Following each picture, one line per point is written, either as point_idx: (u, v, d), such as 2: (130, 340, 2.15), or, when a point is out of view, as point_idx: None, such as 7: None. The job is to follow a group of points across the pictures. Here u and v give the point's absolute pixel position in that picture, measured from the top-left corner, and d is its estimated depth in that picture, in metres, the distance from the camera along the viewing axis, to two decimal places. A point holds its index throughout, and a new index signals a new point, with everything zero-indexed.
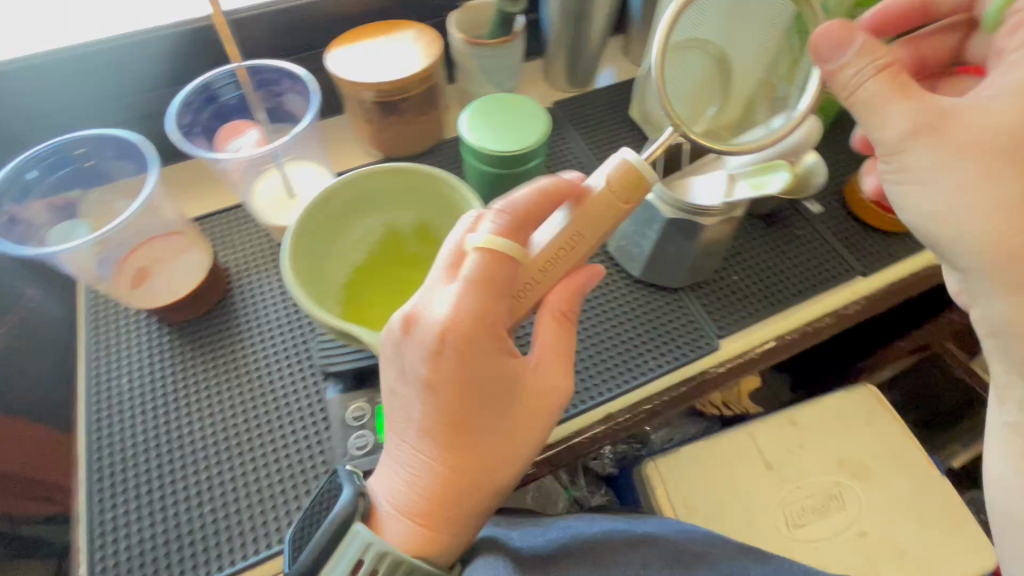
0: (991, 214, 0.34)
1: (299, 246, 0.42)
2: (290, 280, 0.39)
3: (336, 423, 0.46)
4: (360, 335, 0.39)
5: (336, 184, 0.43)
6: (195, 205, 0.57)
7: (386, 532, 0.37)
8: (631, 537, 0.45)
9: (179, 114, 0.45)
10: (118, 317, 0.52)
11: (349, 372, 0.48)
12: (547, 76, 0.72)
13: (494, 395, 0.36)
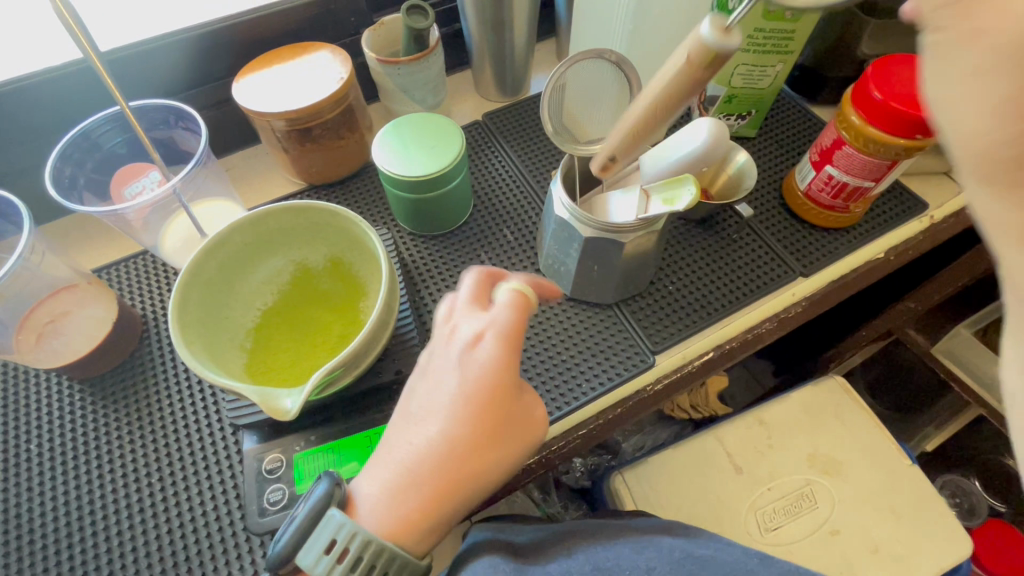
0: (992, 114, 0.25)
1: (187, 298, 0.39)
2: (174, 337, 0.37)
3: (251, 476, 0.44)
4: (250, 393, 0.35)
5: (225, 229, 0.41)
6: (109, 251, 0.55)
7: (363, 518, 0.34)
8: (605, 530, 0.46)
9: (57, 167, 0.43)
10: (27, 376, 0.49)
11: (261, 423, 0.45)
12: (477, 87, 0.70)
13: (503, 412, 0.35)
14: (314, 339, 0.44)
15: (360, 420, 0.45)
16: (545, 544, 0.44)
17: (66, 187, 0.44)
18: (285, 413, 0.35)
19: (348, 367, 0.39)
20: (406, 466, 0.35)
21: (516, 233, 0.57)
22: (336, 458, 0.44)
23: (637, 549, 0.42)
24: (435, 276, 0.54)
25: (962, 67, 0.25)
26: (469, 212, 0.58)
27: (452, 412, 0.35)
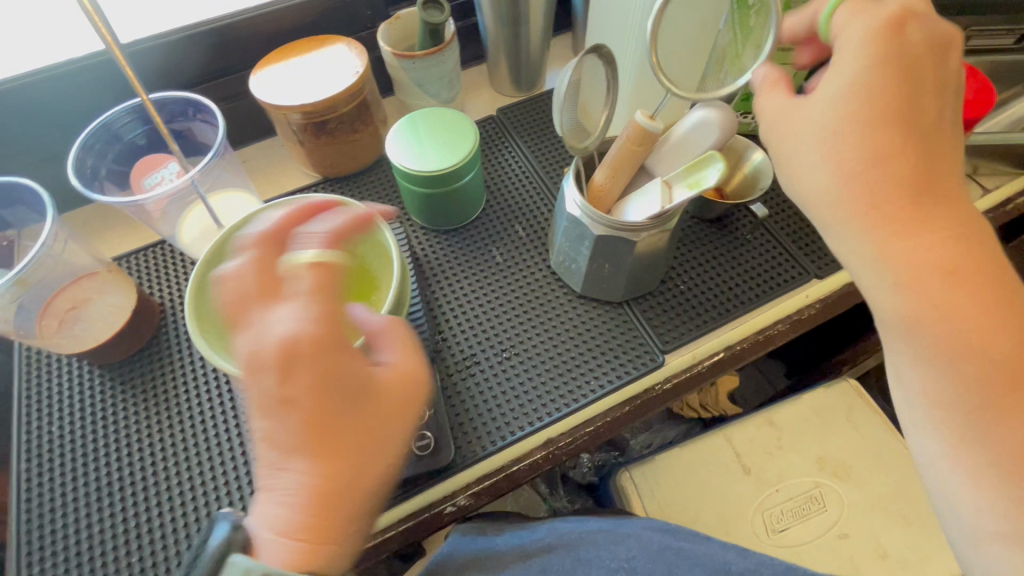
0: (841, 172, 0.34)
1: (203, 289, 0.40)
2: (190, 326, 0.38)
3: None
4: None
5: (241, 220, 0.42)
6: (130, 240, 0.56)
7: (262, 557, 0.30)
8: (614, 534, 0.51)
9: (79, 157, 0.44)
10: (51, 361, 0.51)
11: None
12: (492, 82, 0.70)
13: (351, 390, 0.32)
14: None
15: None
16: (534, 546, 0.50)
17: (87, 177, 0.45)
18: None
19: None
20: (286, 494, 0.31)
21: (528, 229, 0.57)
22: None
23: (617, 540, 0.50)
24: (446, 270, 0.54)
25: (815, 137, 0.34)
26: (482, 208, 0.58)
27: (305, 416, 0.31)
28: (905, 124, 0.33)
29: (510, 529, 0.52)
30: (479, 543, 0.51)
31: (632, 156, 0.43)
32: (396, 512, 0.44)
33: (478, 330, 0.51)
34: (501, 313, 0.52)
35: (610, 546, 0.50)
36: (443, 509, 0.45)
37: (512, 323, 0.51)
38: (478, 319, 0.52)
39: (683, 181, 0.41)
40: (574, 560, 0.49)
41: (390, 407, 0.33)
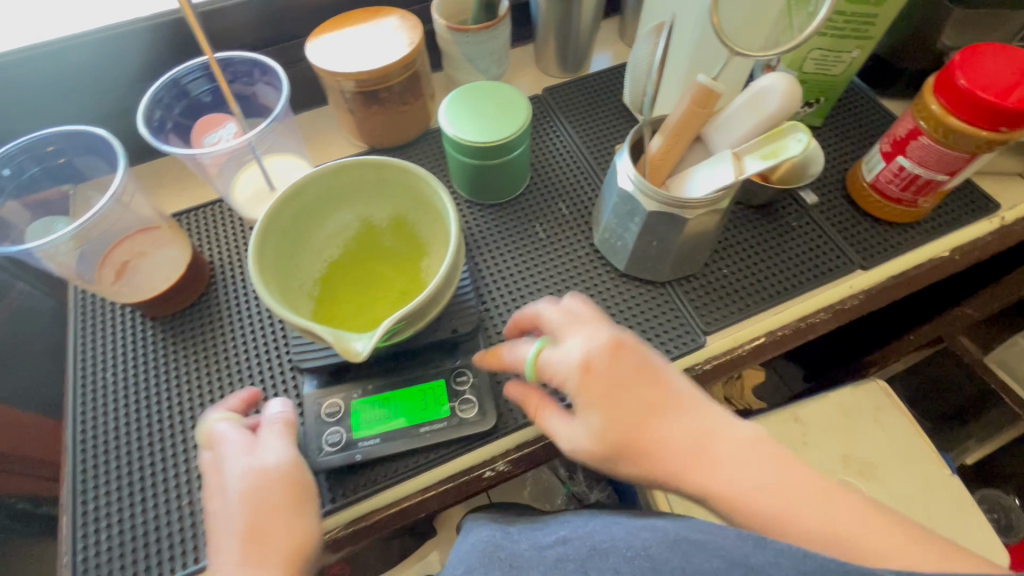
0: (607, 408, 0.39)
1: (264, 243, 0.40)
2: (254, 277, 0.38)
3: (309, 419, 0.45)
4: (324, 335, 0.37)
5: (303, 177, 0.42)
6: (182, 197, 0.58)
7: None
8: (633, 527, 0.41)
9: (148, 109, 0.45)
10: (106, 308, 0.52)
11: (322, 367, 0.47)
12: (538, 62, 0.70)
13: (238, 492, 0.37)
14: (376, 294, 0.47)
15: (416, 374, 0.47)
16: (549, 541, 0.44)
17: (154, 129, 0.46)
18: (356, 354, 0.36)
19: (416, 318, 0.41)
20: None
21: (572, 208, 0.57)
22: (391, 409, 0.46)
23: (634, 531, 0.40)
24: (491, 243, 0.55)
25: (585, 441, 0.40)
26: (526, 184, 0.58)
27: (236, 529, 0.36)
28: (635, 431, 0.39)
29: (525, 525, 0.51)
30: (499, 539, 0.47)
31: (693, 121, 0.43)
32: (436, 473, 0.45)
33: (520, 302, 0.52)
34: (543, 287, 0.53)
35: (625, 534, 0.40)
36: (481, 473, 0.46)
37: (554, 297, 0.52)
38: (521, 292, 0.52)
39: (755, 153, 0.41)
40: (588, 550, 0.40)
41: (290, 502, 0.37)
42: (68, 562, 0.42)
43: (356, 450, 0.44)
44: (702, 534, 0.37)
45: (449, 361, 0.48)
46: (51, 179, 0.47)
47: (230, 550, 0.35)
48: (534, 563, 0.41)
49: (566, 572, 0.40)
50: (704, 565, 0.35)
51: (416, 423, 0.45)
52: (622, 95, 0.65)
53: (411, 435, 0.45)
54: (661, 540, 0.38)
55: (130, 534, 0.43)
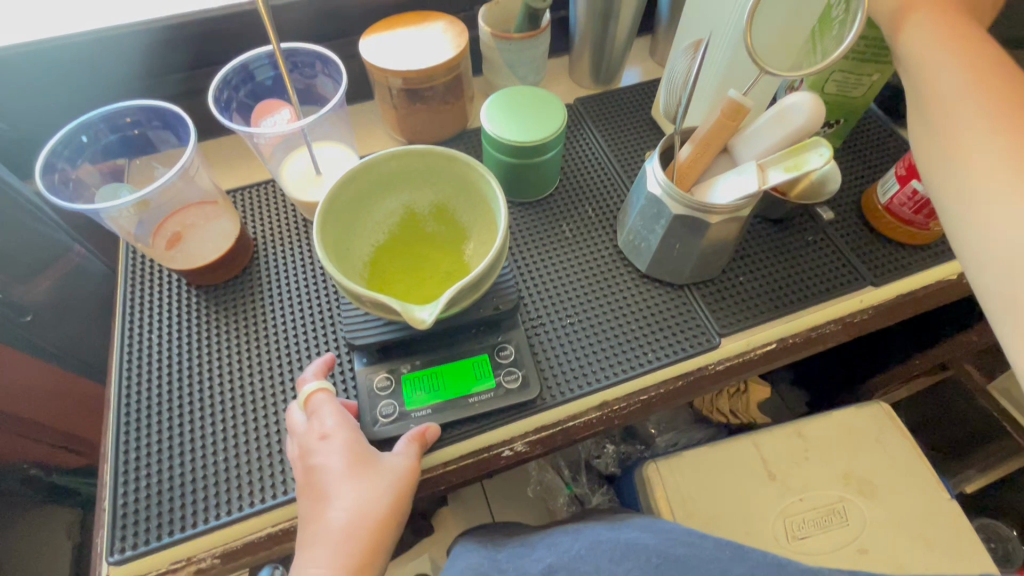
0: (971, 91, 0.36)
1: (327, 221, 0.44)
2: (318, 248, 0.42)
3: (364, 393, 0.48)
4: (393, 306, 0.40)
5: (368, 160, 0.46)
6: (233, 176, 0.62)
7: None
8: (616, 550, 0.43)
9: (217, 88, 0.50)
10: (154, 274, 0.55)
11: (372, 345, 0.48)
12: (572, 74, 0.74)
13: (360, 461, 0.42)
14: (421, 275, 0.50)
15: (459, 350, 0.50)
16: (537, 570, 0.43)
17: (220, 107, 0.52)
18: (421, 321, 0.38)
19: (468, 292, 0.43)
20: (334, 552, 0.39)
21: (598, 211, 0.60)
22: (433, 385, 0.49)
23: (618, 559, 0.42)
24: (521, 237, 0.58)
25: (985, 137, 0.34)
26: (557, 186, 0.62)
27: (344, 498, 0.40)
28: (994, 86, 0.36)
29: (512, 546, 0.50)
30: (487, 565, 0.46)
31: (723, 132, 0.46)
32: (458, 449, 0.48)
33: (549, 294, 0.54)
34: (568, 280, 0.55)
35: (609, 563, 0.42)
36: (500, 451, 0.48)
37: (580, 292, 0.55)
38: (549, 285, 0.55)
39: (778, 166, 0.44)
40: None
41: (390, 502, 0.41)
42: (109, 508, 0.43)
43: (410, 421, 0.47)
44: (682, 550, 0.42)
45: (492, 337, 0.51)
46: (125, 146, 0.52)
47: (332, 521, 0.39)
48: None
49: None
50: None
51: (464, 394, 0.48)
52: (651, 109, 0.68)
53: (462, 405, 0.48)
54: (647, 568, 0.41)
55: (166, 484, 0.44)
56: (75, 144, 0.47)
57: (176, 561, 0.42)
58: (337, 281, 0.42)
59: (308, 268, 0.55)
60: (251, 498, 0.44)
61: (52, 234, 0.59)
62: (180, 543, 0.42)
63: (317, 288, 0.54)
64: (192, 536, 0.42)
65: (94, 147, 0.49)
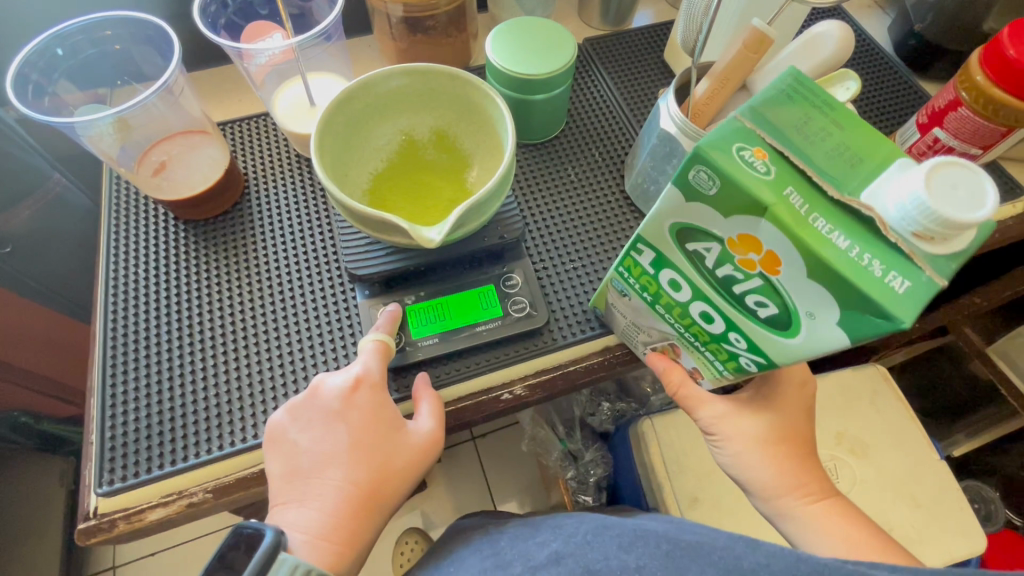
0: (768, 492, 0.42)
1: (324, 141, 0.42)
2: (317, 165, 0.40)
3: (366, 324, 0.47)
4: (400, 225, 0.39)
5: (370, 74, 0.43)
6: (224, 109, 0.58)
7: (299, 555, 0.37)
8: (625, 538, 0.40)
9: (204, 3, 0.48)
10: (138, 205, 0.52)
11: (374, 277, 0.47)
12: (581, 13, 0.70)
13: (383, 424, 0.41)
14: (423, 201, 0.48)
15: (464, 281, 0.49)
16: (542, 558, 0.41)
17: (207, 24, 0.49)
18: (429, 240, 0.38)
19: (477, 213, 0.42)
20: (318, 519, 0.39)
21: (605, 152, 0.58)
22: (438, 318, 0.47)
23: (626, 547, 0.39)
24: (526, 179, 0.56)
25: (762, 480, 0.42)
26: (563, 126, 0.59)
27: (352, 460, 0.40)
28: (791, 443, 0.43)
29: (515, 528, 0.47)
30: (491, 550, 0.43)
31: (744, 66, 0.43)
32: (447, 393, 0.46)
33: (551, 236, 0.52)
34: (572, 222, 0.53)
35: (618, 552, 0.39)
36: (499, 395, 0.47)
37: (585, 234, 0.53)
38: (552, 227, 0.53)
39: None
40: (580, 570, 0.38)
41: (407, 464, 0.41)
42: (95, 441, 0.42)
43: (416, 350, 0.46)
44: (693, 537, 0.38)
45: (496, 268, 0.50)
46: (108, 64, 0.49)
47: (330, 484, 0.39)
48: None
49: None
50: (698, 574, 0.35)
51: (470, 323, 0.47)
52: (664, 52, 0.65)
53: (468, 333, 0.47)
54: (656, 556, 0.38)
55: (154, 418, 0.43)
56: (48, 57, 0.44)
57: (167, 495, 0.41)
58: (337, 201, 0.40)
59: (300, 205, 0.53)
60: (244, 434, 0.43)
61: (30, 162, 0.56)
62: (170, 477, 0.42)
63: (312, 226, 0.52)
64: (185, 469, 0.42)
65: (68, 61, 0.46)
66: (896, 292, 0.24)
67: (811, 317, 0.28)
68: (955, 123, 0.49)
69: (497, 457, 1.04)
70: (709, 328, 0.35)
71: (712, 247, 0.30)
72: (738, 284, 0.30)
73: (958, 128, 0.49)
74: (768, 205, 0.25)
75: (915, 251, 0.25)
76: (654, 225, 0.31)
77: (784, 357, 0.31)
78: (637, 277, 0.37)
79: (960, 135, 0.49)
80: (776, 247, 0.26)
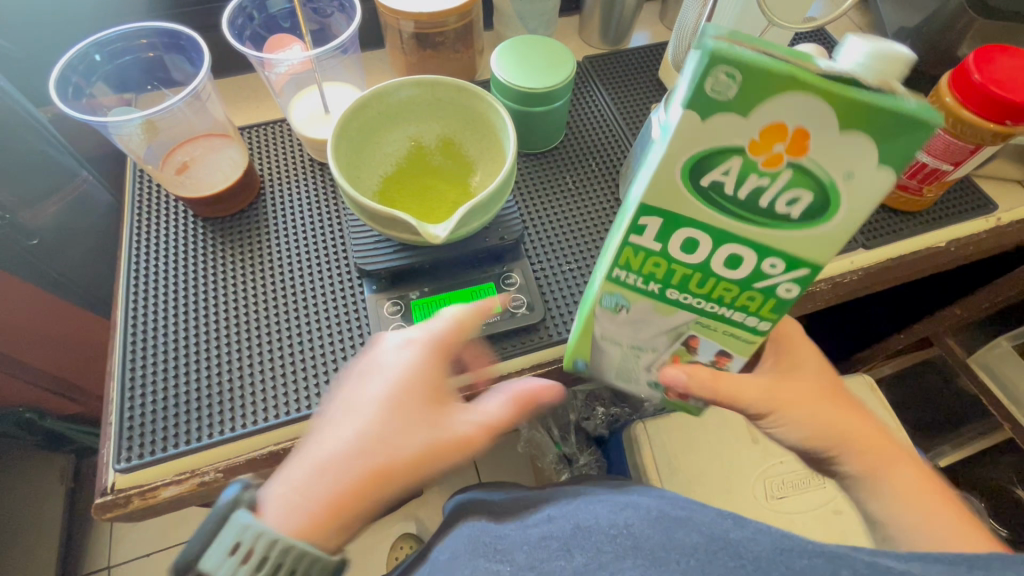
0: None
1: (340, 144, 0.45)
2: (333, 165, 0.44)
3: (373, 317, 0.50)
4: (408, 221, 0.42)
5: (384, 83, 0.47)
6: (245, 114, 0.62)
7: (270, 516, 0.36)
8: (616, 504, 0.41)
9: (231, 14, 0.51)
10: (160, 202, 0.55)
11: (382, 272, 0.50)
12: (582, 33, 0.74)
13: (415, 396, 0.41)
14: (430, 203, 0.51)
15: (465, 279, 0.52)
16: (534, 518, 0.42)
17: (234, 33, 0.53)
18: (435, 236, 0.42)
19: (480, 213, 0.45)
20: (314, 474, 0.37)
21: (601, 163, 0.61)
22: (441, 312, 0.50)
23: (616, 510, 0.40)
24: (527, 187, 0.59)
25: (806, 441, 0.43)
26: (563, 138, 0.62)
27: (371, 423, 0.39)
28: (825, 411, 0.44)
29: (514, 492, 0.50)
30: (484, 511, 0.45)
31: None
32: None
33: (549, 238, 0.55)
34: (569, 226, 0.56)
35: (607, 513, 0.40)
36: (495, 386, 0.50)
37: (581, 239, 0.56)
38: (549, 231, 0.56)
39: None
40: (572, 527, 0.39)
41: (426, 445, 0.39)
42: (115, 421, 0.44)
43: None
44: (684, 511, 0.39)
45: (496, 267, 0.53)
46: (142, 70, 0.52)
47: (341, 441, 0.38)
48: (517, 547, 0.39)
49: (549, 550, 0.37)
50: (687, 538, 0.36)
51: None
52: (659, 70, 0.68)
53: None
54: (645, 518, 0.38)
55: (170, 400, 0.45)
56: (88, 63, 0.48)
57: (180, 474, 0.44)
58: (349, 198, 0.44)
59: (313, 206, 0.56)
60: (254, 418, 0.45)
61: (59, 158, 0.59)
62: (185, 456, 0.44)
63: (323, 225, 0.55)
64: (197, 450, 0.44)
65: (106, 66, 0.49)
66: (919, 106, 0.23)
67: (849, 178, 0.26)
68: (926, 139, 0.53)
69: (493, 462, 1.05)
70: (736, 274, 0.33)
71: (731, 165, 0.27)
72: (767, 194, 0.28)
73: (930, 145, 0.53)
74: (783, 77, 0.23)
75: (897, 87, 0.24)
76: (660, 182, 0.29)
77: (830, 252, 0.30)
78: (640, 267, 0.34)
79: (931, 151, 0.53)
80: (802, 120, 0.24)
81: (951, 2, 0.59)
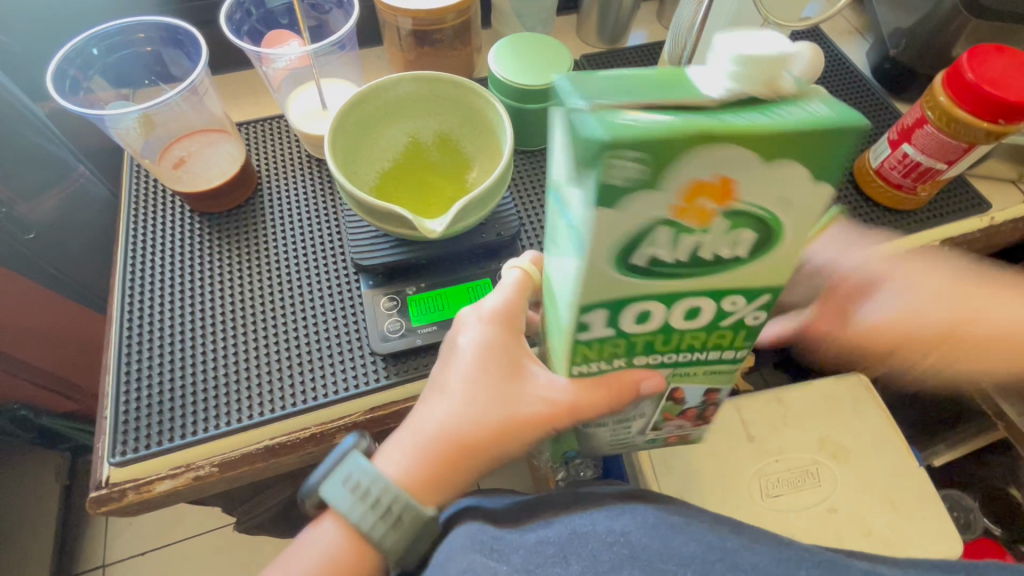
0: None
1: (337, 139, 0.46)
2: (330, 160, 0.44)
3: (369, 312, 0.50)
4: (404, 216, 0.42)
5: (382, 79, 0.47)
6: (243, 110, 0.62)
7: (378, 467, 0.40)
8: (612, 508, 0.40)
9: (229, 9, 0.52)
10: (157, 197, 0.55)
11: (378, 268, 0.50)
12: (580, 32, 0.74)
13: (495, 363, 0.40)
14: (426, 199, 0.51)
15: (462, 275, 0.52)
16: (530, 518, 0.42)
17: (232, 29, 0.53)
18: (432, 231, 0.42)
19: (477, 208, 0.45)
20: (412, 440, 0.40)
21: None
22: (437, 308, 0.50)
23: (613, 516, 0.39)
24: (524, 184, 0.59)
25: None
26: None
27: (457, 390, 0.40)
28: None
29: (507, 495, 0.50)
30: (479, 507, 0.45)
31: None
32: None
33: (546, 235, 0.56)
34: None
35: (604, 518, 0.39)
36: None
37: None
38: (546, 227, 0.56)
39: None
40: (569, 532, 0.38)
41: (514, 411, 0.39)
42: (110, 414, 0.44)
43: (416, 337, 0.49)
44: (680, 517, 0.39)
45: (492, 264, 0.53)
46: (140, 65, 0.53)
47: (433, 412, 0.40)
48: (513, 549, 0.37)
49: (546, 556, 0.36)
50: (683, 548, 0.36)
51: None
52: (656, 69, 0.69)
53: None
54: (642, 525, 0.38)
55: (166, 392, 0.45)
56: (84, 57, 0.48)
57: (175, 467, 0.44)
58: (345, 192, 0.44)
59: (310, 202, 0.56)
60: (250, 411, 0.45)
61: (56, 152, 0.59)
62: (180, 449, 0.44)
63: (320, 220, 0.55)
64: (193, 443, 0.44)
65: (103, 60, 0.50)
66: (833, 113, 0.22)
67: (789, 206, 0.24)
68: (920, 138, 0.53)
69: None
70: (700, 322, 0.30)
71: (667, 236, 0.25)
72: (713, 248, 0.26)
73: (925, 144, 0.53)
74: (694, 138, 0.20)
75: (785, 89, 0.23)
76: (599, 279, 0.27)
77: (787, 276, 0.28)
78: (598, 354, 0.33)
79: (925, 150, 0.53)
80: (724, 173, 0.22)
81: (944, 4, 0.60)
